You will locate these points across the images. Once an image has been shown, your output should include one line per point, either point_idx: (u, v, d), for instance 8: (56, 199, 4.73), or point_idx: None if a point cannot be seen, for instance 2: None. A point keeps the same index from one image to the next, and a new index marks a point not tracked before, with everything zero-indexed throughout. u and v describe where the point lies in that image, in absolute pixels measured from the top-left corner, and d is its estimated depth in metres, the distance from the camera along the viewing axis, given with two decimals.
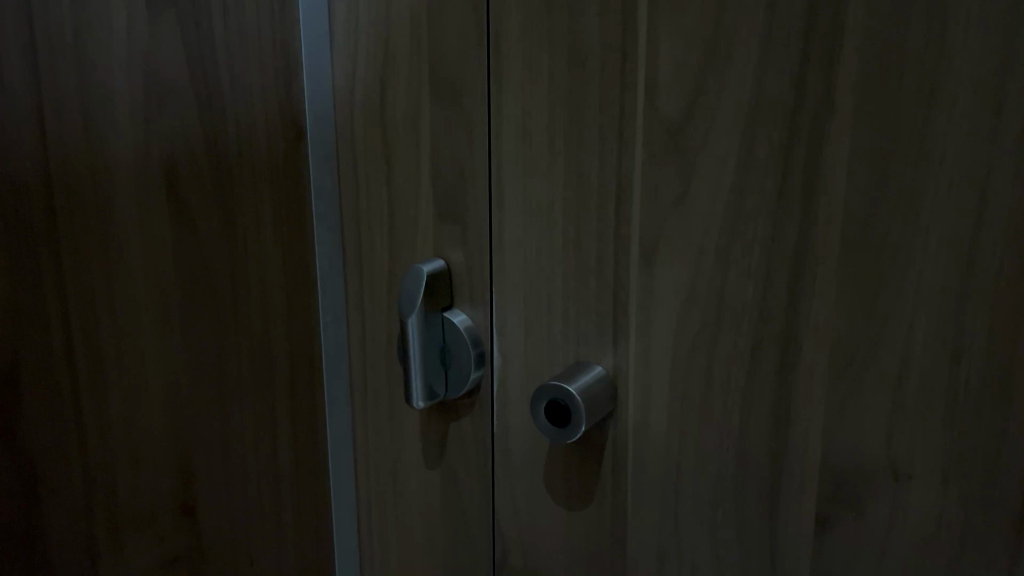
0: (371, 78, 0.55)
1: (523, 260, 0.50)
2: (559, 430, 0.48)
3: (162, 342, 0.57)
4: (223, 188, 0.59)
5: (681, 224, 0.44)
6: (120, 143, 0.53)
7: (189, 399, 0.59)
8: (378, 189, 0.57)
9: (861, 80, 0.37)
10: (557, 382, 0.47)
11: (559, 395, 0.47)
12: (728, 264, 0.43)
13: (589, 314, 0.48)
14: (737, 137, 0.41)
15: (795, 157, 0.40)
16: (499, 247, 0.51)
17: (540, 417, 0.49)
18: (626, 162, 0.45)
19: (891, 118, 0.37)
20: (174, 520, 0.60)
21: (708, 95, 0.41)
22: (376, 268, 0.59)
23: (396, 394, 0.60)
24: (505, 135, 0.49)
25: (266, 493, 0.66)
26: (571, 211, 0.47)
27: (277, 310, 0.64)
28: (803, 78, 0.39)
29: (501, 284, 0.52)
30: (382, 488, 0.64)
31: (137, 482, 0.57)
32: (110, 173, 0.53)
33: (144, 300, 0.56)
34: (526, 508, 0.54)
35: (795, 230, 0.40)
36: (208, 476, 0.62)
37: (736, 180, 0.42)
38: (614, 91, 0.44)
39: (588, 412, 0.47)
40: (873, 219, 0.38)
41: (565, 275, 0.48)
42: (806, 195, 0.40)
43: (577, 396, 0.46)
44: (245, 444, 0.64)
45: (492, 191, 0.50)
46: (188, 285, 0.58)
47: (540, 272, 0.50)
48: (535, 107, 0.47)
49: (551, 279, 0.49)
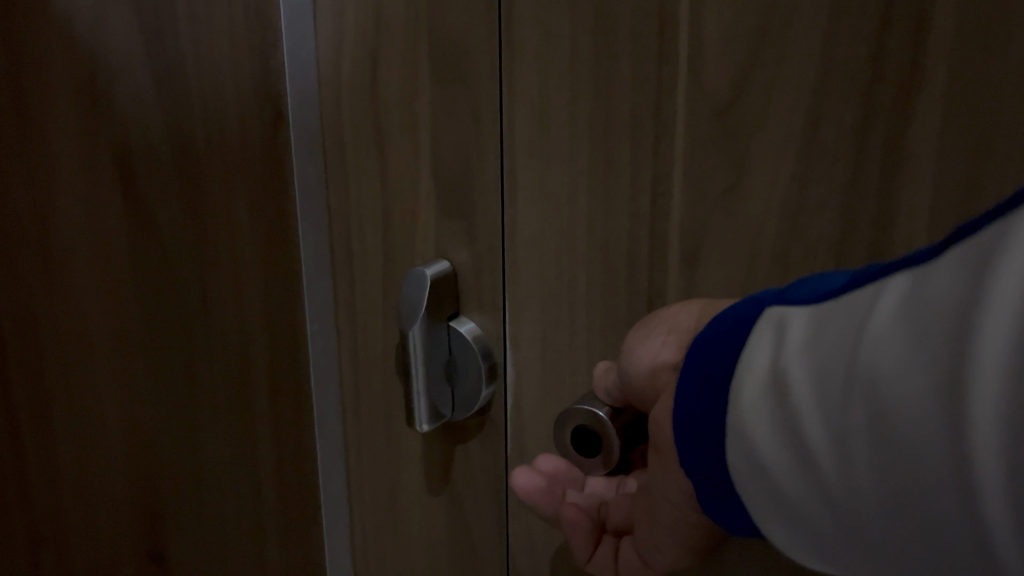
0: (361, 51, 0.46)
1: (538, 262, 0.43)
2: (588, 457, 0.40)
3: (114, 332, 0.56)
4: (194, 181, 0.53)
5: (730, 220, 0.37)
6: (56, 119, 0.51)
7: (145, 394, 0.57)
8: (370, 177, 0.48)
9: (956, 51, 0.31)
10: (585, 406, 0.40)
11: (589, 418, 0.39)
12: (789, 265, 0.36)
13: (619, 324, 0.41)
14: (800, 114, 0.34)
15: (872, 140, 0.33)
16: (512, 246, 0.44)
17: (565, 440, 0.41)
18: (664, 149, 0.38)
19: (994, 98, 0.30)
20: (137, 518, 0.60)
21: (764, 68, 0.35)
22: (369, 269, 0.50)
23: (393, 415, 0.52)
24: (518, 118, 0.41)
25: (244, 507, 0.60)
26: (598, 204, 0.40)
27: (254, 318, 0.56)
28: (883, 45, 0.32)
29: (514, 292, 0.44)
30: (381, 524, 0.55)
31: (103, 470, 0.59)
32: (44, 154, 0.52)
33: (94, 308, 0.55)
34: (544, 545, 0.46)
35: (870, 224, 0.34)
36: (173, 474, 0.59)
37: (799, 167, 0.35)
38: (650, 64, 0.37)
39: (625, 444, 0.38)
40: (970, 209, 0.31)
41: (590, 279, 0.41)
42: (884, 183, 0.33)
43: (610, 421, 0.38)
44: (219, 459, 0.59)
45: (504, 182, 0.43)
46: (139, 274, 0.54)
47: (559, 277, 0.42)
48: (551, 85, 0.40)
49: (573, 284, 0.42)
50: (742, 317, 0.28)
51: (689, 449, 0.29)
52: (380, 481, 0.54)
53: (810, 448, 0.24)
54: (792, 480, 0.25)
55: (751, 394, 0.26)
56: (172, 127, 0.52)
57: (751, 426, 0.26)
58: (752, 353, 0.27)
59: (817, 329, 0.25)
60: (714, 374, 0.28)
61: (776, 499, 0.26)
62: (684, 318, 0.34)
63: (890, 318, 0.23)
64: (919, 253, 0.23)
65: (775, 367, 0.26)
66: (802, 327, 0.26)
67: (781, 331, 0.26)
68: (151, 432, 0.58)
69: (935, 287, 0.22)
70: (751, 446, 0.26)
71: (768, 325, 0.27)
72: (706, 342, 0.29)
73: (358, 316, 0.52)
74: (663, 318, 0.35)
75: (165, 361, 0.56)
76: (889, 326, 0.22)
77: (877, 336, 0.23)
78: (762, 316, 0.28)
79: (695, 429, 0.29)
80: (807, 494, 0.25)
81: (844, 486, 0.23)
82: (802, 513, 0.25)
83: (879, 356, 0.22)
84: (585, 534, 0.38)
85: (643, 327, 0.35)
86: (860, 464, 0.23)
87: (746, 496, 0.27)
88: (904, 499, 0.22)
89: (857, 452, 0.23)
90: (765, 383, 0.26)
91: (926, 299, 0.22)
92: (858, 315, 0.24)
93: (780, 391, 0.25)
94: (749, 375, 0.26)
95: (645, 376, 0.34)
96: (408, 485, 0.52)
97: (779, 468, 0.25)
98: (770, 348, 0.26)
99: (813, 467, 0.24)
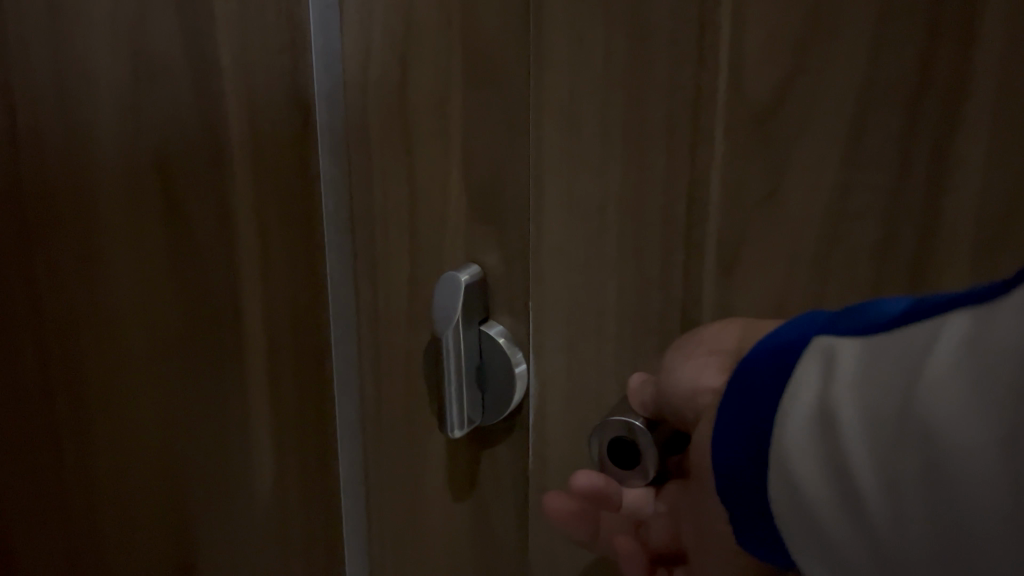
0: (391, 51, 0.44)
1: (564, 271, 0.42)
2: (625, 470, 0.38)
3: (153, 341, 0.56)
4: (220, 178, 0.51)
5: (767, 227, 0.36)
6: (111, 134, 0.53)
7: (184, 408, 0.56)
8: (397, 182, 0.46)
9: (1008, 66, 0.30)
10: (620, 417, 0.37)
11: (626, 431, 0.37)
12: (827, 274, 0.35)
13: (649, 333, 0.40)
14: (845, 121, 0.33)
15: (918, 150, 0.32)
16: (536, 252, 0.42)
17: (601, 454, 0.39)
18: (701, 157, 0.36)
19: None
20: (169, 532, 0.59)
21: (807, 76, 0.34)
22: (393, 276, 0.48)
23: (415, 426, 0.49)
24: (547, 121, 0.40)
25: (260, 523, 0.57)
26: (630, 210, 0.39)
27: (281, 333, 0.53)
28: (931, 55, 0.31)
29: (541, 299, 0.43)
30: (399, 547, 0.52)
31: (140, 478, 0.59)
32: (102, 166, 0.54)
33: (142, 321, 0.56)
34: (567, 559, 0.45)
35: (913, 231, 0.33)
36: (202, 486, 0.57)
37: (842, 174, 0.34)
38: (688, 70, 0.36)
39: (663, 456, 0.37)
40: (1012, 219, 0.31)
41: (621, 287, 0.40)
42: (930, 192, 0.32)
43: (647, 432, 0.37)
44: (236, 469, 0.56)
45: (531, 188, 0.42)
46: (176, 286, 0.54)
47: (586, 285, 0.41)
48: (582, 91, 0.39)
49: (603, 292, 0.41)
50: (789, 346, 0.28)
51: (727, 479, 0.28)
52: (398, 497, 0.51)
53: (858, 487, 0.23)
54: (835, 521, 0.24)
55: (797, 429, 0.25)
56: (204, 125, 0.50)
57: (795, 462, 0.25)
58: (798, 386, 0.26)
59: (869, 365, 0.25)
60: (760, 403, 0.27)
61: (813, 536, 0.25)
62: (727, 338, 0.33)
63: (949, 359, 0.22)
64: (978, 292, 0.23)
65: (824, 397, 0.25)
66: (854, 358, 0.25)
67: (830, 361, 0.26)
68: (184, 447, 0.57)
69: (998, 329, 0.22)
70: (794, 478, 0.25)
71: (814, 357, 0.26)
72: (750, 372, 0.28)
73: (382, 324, 0.49)
74: (701, 339, 0.34)
75: (186, 359, 0.55)
76: (947, 367, 0.22)
77: (936, 373, 0.22)
78: (808, 347, 0.27)
79: (737, 459, 0.28)
80: (846, 529, 0.24)
81: (891, 528, 0.23)
82: (835, 551, 0.25)
83: (937, 397, 0.22)
84: (637, 563, 0.38)
85: (679, 350, 0.35)
86: (912, 507, 0.22)
87: (784, 532, 0.26)
88: (956, 543, 0.22)
89: (910, 494, 0.22)
90: (813, 416, 0.25)
91: (988, 341, 0.22)
92: (916, 350, 0.24)
93: (829, 424, 0.25)
94: (796, 407, 0.26)
95: (687, 398, 0.33)
96: (426, 502, 0.50)
97: (823, 506, 0.24)
98: (819, 377, 0.26)
99: (860, 503, 0.24)
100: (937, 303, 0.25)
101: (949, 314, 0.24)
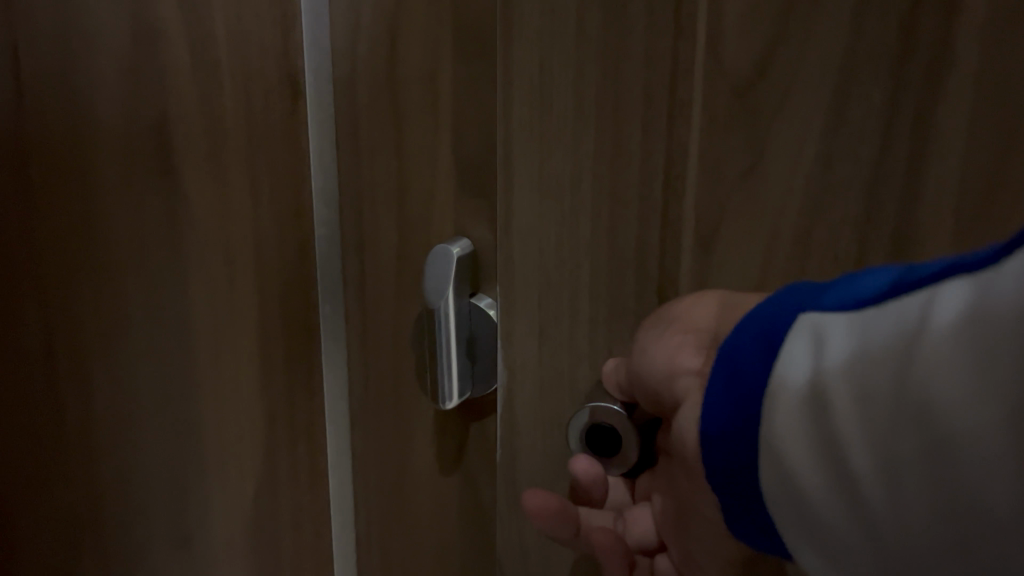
0: (380, 26, 0.45)
1: (536, 252, 0.39)
2: (607, 457, 0.38)
3: None
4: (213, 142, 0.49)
5: (747, 203, 0.35)
6: None
7: None
8: (385, 159, 0.47)
9: (992, 38, 0.29)
10: (600, 403, 0.38)
11: (610, 421, 0.37)
12: (809, 250, 0.34)
13: (626, 318, 0.37)
14: (828, 92, 0.32)
15: (900, 124, 0.31)
16: (506, 231, 0.40)
17: (582, 443, 0.38)
18: (678, 133, 0.35)
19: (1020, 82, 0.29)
20: None
21: (787, 46, 0.33)
22: (381, 252, 0.48)
23: (405, 397, 0.50)
24: (515, 98, 0.39)
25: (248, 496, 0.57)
26: (604, 188, 0.37)
27: (274, 305, 0.53)
28: (914, 26, 0.30)
29: (510, 284, 0.41)
30: (388, 515, 0.53)
31: None
32: None
33: None
34: (540, 557, 0.42)
35: (895, 208, 0.32)
36: None
37: (823, 147, 0.33)
38: (665, 41, 0.34)
39: (643, 441, 0.37)
40: (994, 194, 0.31)
41: (595, 269, 0.38)
42: (912, 166, 0.32)
43: (626, 416, 0.37)
44: None
45: (500, 163, 0.40)
46: None
47: (559, 268, 0.39)
48: (555, 61, 0.37)
49: (579, 276, 0.38)
50: (772, 327, 0.26)
51: (717, 467, 0.27)
52: (389, 466, 0.52)
53: (854, 473, 0.23)
54: (830, 507, 0.24)
55: (787, 412, 0.25)
56: None
57: (787, 446, 0.25)
58: (786, 367, 0.25)
59: (861, 344, 0.24)
60: (747, 385, 0.26)
61: (808, 521, 0.25)
62: (702, 318, 0.33)
63: (943, 338, 0.21)
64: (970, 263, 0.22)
65: (814, 380, 0.24)
66: (843, 336, 0.24)
67: (819, 340, 0.25)
68: None
69: (994, 306, 0.21)
70: (786, 463, 0.25)
71: (800, 336, 0.25)
72: (735, 352, 0.27)
73: (369, 297, 0.50)
74: (671, 316, 0.34)
75: None
76: (941, 347, 0.21)
77: (931, 355, 0.22)
78: (793, 326, 0.26)
79: (727, 443, 0.27)
80: (841, 514, 0.24)
81: (889, 515, 0.22)
82: (832, 536, 0.24)
83: (934, 379, 0.21)
84: (619, 557, 0.36)
85: (652, 331, 0.34)
86: (910, 492, 0.22)
87: (776, 517, 0.26)
88: (956, 530, 0.21)
89: (908, 479, 0.22)
90: (805, 398, 0.24)
91: (984, 319, 0.21)
92: (908, 327, 0.23)
93: (822, 407, 0.24)
94: (785, 389, 0.25)
95: (664, 379, 0.33)
96: (416, 474, 0.50)
97: (818, 492, 0.24)
98: (809, 358, 0.25)
99: (856, 489, 0.23)
100: (927, 274, 0.24)
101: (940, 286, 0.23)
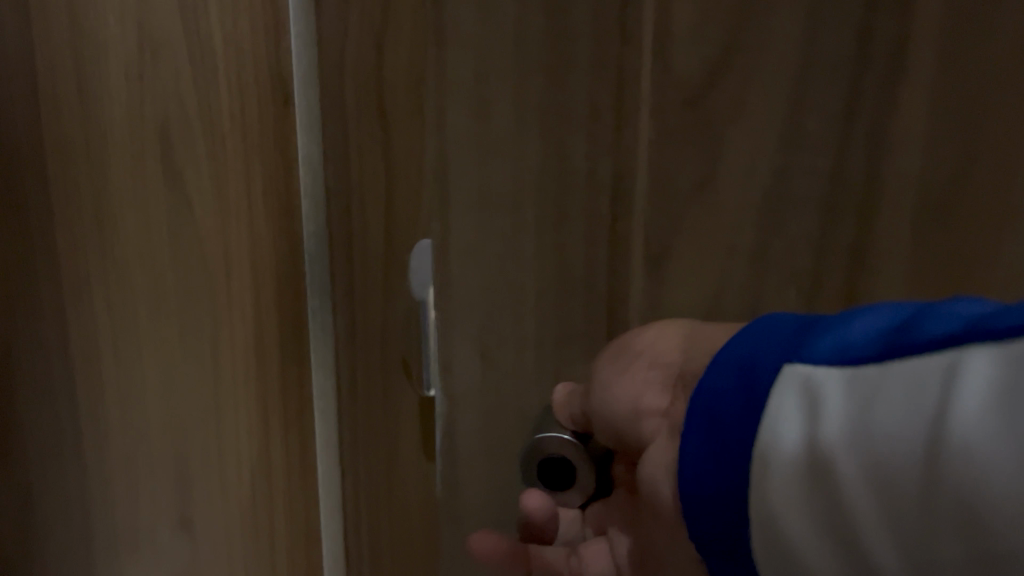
0: (368, 32, 0.45)
1: (478, 268, 0.37)
2: (559, 490, 0.36)
3: None
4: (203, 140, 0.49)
5: (707, 217, 0.34)
6: None
7: None
8: (374, 163, 0.48)
9: (948, 44, 0.30)
10: (546, 433, 0.35)
11: (561, 452, 0.35)
12: (770, 261, 0.34)
13: (578, 336, 0.37)
14: (785, 96, 0.32)
15: (857, 130, 0.31)
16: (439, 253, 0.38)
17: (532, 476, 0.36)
18: (630, 143, 0.34)
19: (979, 89, 0.30)
20: None
21: (750, 52, 0.32)
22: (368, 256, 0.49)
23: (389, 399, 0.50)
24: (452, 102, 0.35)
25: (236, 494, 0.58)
26: (554, 201, 0.35)
27: (267, 307, 0.53)
28: (869, 32, 0.30)
29: (445, 309, 0.38)
30: (379, 512, 0.53)
31: None
32: None
33: None
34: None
35: (854, 215, 0.32)
36: None
37: (781, 155, 0.32)
38: (614, 48, 0.33)
39: (597, 470, 0.35)
40: (958, 197, 0.31)
41: (545, 285, 0.36)
42: (869, 174, 0.32)
43: (575, 447, 0.35)
44: None
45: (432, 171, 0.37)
46: None
47: (507, 286, 0.37)
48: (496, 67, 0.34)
49: (528, 293, 0.37)
50: (752, 374, 0.23)
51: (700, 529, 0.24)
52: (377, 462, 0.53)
53: (873, 558, 0.20)
54: None
55: (782, 482, 0.21)
56: None
57: (784, 521, 0.21)
58: (777, 428, 0.22)
59: (868, 407, 0.20)
60: (727, 439, 0.23)
61: None
62: (668, 350, 0.31)
63: (975, 418, 0.18)
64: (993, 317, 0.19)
65: (817, 449, 0.21)
66: (842, 399, 0.21)
67: (811, 400, 0.21)
68: None
69: None
70: (783, 538, 0.21)
71: (792, 393, 0.22)
72: (714, 397, 0.24)
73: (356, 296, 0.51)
74: (636, 348, 0.32)
75: None
76: (973, 430, 0.18)
77: (962, 436, 0.18)
78: (778, 378, 0.22)
79: (710, 501, 0.24)
80: None
81: None
82: None
83: (965, 467, 0.17)
84: None
85: (614, 364, 0.32)
86: None
87: None
88: None
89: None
90: (806, 469, 0.21)
91: None
92: (927, 399, 0.19)
93: (826, 480, 0.20)
94: (780, 457, 0.21)
95: (628, 419, 0.31)
96: (400, 474, 0.51)
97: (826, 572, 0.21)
98: (800, 421, 0.21)
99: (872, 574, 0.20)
100: (935, 323, 0.20)
101: (962, 346, 0.19)
